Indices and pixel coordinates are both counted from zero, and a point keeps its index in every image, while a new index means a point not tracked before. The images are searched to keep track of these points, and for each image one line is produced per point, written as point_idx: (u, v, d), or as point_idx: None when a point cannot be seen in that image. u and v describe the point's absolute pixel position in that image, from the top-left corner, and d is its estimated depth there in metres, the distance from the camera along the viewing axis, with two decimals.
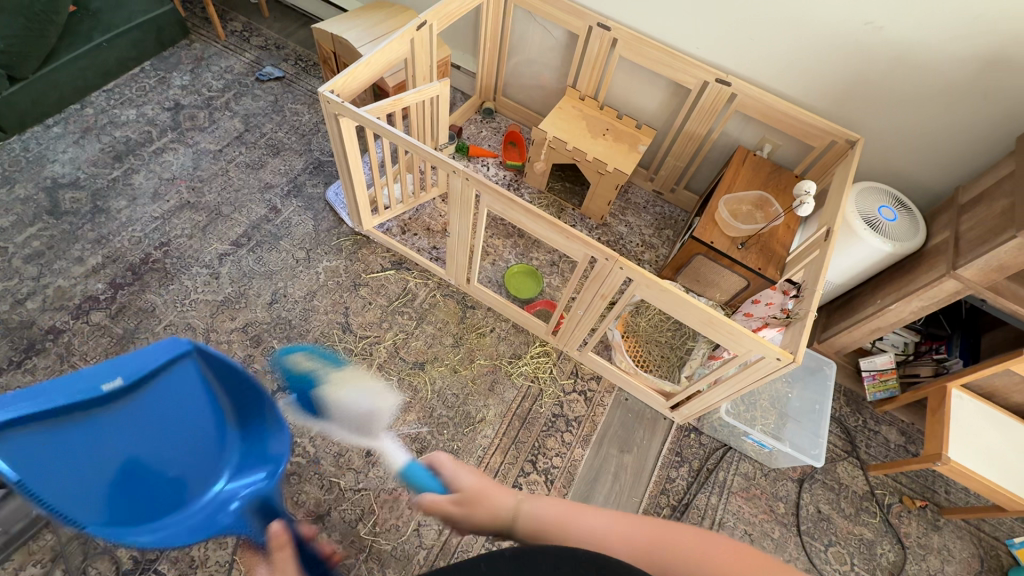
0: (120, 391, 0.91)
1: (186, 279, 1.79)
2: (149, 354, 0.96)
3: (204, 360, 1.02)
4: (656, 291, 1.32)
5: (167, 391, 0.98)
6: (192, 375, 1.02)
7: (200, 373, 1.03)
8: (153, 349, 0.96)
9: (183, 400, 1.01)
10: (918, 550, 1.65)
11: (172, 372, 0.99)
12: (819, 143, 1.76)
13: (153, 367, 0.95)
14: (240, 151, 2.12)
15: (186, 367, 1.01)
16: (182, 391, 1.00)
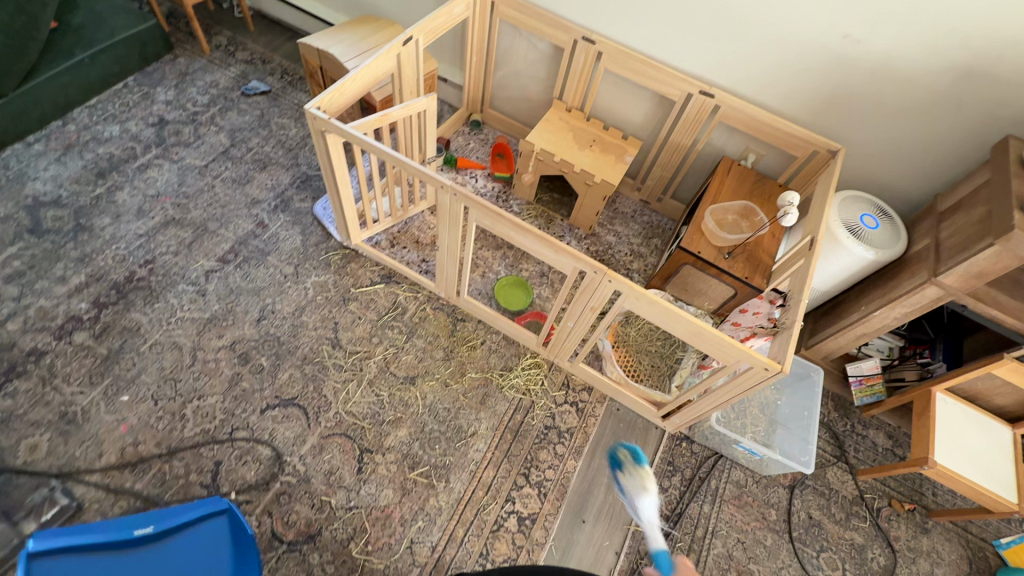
0: (144, 537, 1.08)
1: (172, 297, 1.77)
2: (188, 510, 1.16)
3: (233, 522, 1.17)
4: (645, 304, 1.32)
5: (198, 543, 1.12)
6: (221, 533, 1.15)
7: (224, 533, 1.15)
8: (190, 508, 1.16)
9: (204, 556, 1.11)
10: (908, 553, 1.67)
11: (207, 527, 1.15)
12: (802, 152, 1.79)
13: (186, 519, 1.13)
14: (226, 166, 2.10)
15: (215, 525, 1.16)
16: (197, 548, 1.11)
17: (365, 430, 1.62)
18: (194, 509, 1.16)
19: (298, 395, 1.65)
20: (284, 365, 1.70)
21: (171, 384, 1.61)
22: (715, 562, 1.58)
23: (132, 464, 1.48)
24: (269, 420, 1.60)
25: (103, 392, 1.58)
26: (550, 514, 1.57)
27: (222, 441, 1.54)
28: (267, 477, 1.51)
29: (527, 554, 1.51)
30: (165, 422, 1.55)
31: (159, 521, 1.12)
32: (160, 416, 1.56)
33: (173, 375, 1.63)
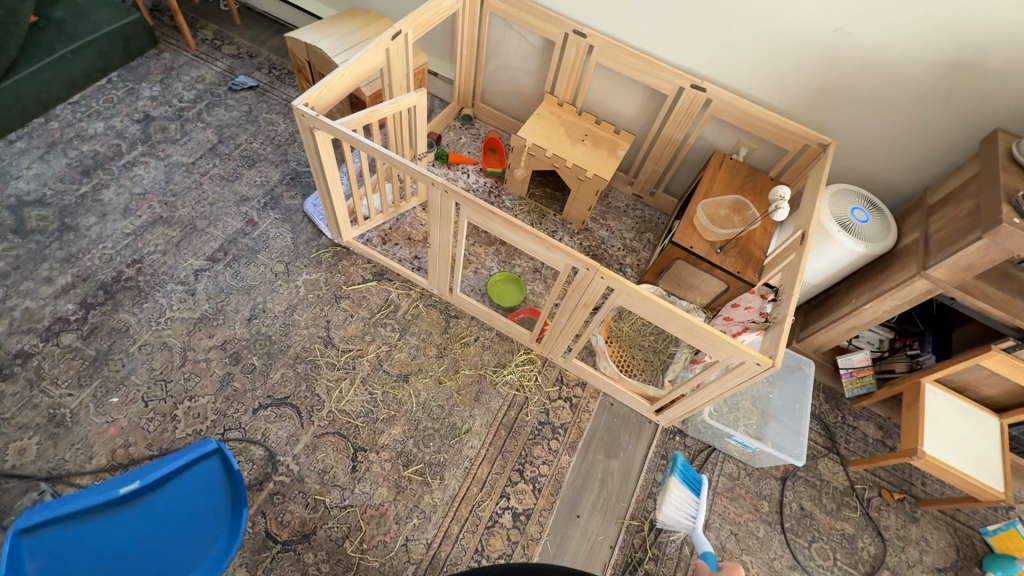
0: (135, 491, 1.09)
1: (161, 297, 1.75)
2: (176, 458, 1.16)
3: (222, 461, 1.23)
4: (638, 300, 1.32)
5: (188, 483, 1.18)
6: (212, 471, 1.22)
7: (215, 471, 1.23)
8: (177, 455, 1.16)
9: (199, 494, 1.19)
10: (898, 542, 1.69)
11: (197, 466, 1.20)
12: (793, 146, 1.78)
13: (178, 465, 1.16)
14: (214, 163, 2.07)
15: (204, 465, 1.21)
16: (194, 490, 1.19)
17: (358, 428, 1.62)
18: (183, 454, 1.17)
19: (291, 395, 1.64)
20: (276, 364, 1.68)
21: (161, 385, 1.60)
22: None
23: (123, 466, 1.47)
24: (262, 420, 1.59)
25: (92, 394, 1.56)
26: (544, 510, 1.58)
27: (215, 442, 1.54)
28: (260, 477, 1.50)
29: (522, 549, 1.51)
30: (156, 423, 1.54)
31: (146, 474, 1.11)
32: (151, 417, 1.54)
33: (164, 376, 1.62)
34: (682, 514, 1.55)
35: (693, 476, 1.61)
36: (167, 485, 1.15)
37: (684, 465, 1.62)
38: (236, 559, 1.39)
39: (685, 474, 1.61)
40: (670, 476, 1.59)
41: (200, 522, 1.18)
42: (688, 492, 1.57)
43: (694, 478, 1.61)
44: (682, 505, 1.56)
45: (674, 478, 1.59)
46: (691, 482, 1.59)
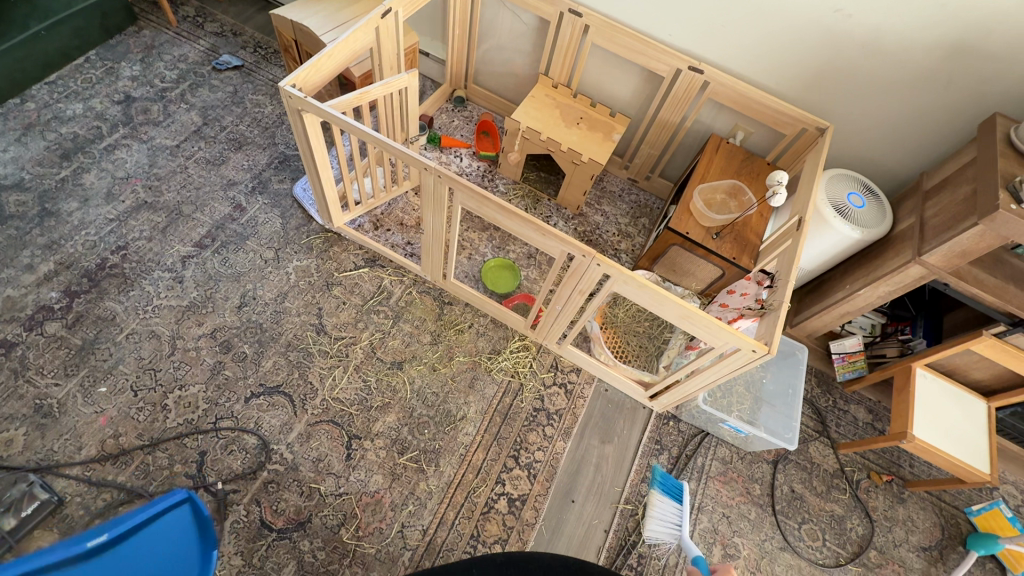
0: (106, 544, 0.94)
1: (148, 285, 1.71)
2: (148, 507, 1.05)
3: (194, 511, 1.13)
4: (634, 287, 1.31)
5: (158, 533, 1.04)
6: (183, 521, 1.10)
7: (185, 519, 1.11)
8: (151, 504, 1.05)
9: (171, 545, 1.05)
10: (885, 522, 1.73)
11: (166, 518, 1.07)
12: (791, 130, 1.76)
13: (145, 517, 1.03)
14: (199, 146, 2.02)
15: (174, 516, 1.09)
16: (169, 538, 1.05)
17: (352, 416, 1.61)
18: (150, 507, 1.05)
19: (283, 382, 1.62)
20: (268, 352, 1.66)
21: (150, 374, 1.57)
22: (701, 536, 1.62)
23: (113, 456, 1.45)
24: (254, 409, 1.57)
25: (79, 383, 1.53)
26: (539, 495, 1.59)
27: (207, 431, 1.52)
28: (254, 466, 1.49)
29: (518, 535, 1.52)
30: (146, 413, 1.51)
31: (114, 526, 0.97)
32: (141, 407, 1.52)
33: (153, 365, 1.59)
34: (667, 527, 1.54)
35: (674, 485, 1.62)
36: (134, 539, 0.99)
37: (664, 475, 1.64)
38: (231, 548, 1.39)
39: (667, 485, 1.62)
40: (651, 491, 1.62)
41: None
42: (670, 502, 1.58)
43: (676, 486, 1.62)
44: (666, 516, 1.56)
45: (653, 491, 1.61)
46: (672, 492, 1.60)
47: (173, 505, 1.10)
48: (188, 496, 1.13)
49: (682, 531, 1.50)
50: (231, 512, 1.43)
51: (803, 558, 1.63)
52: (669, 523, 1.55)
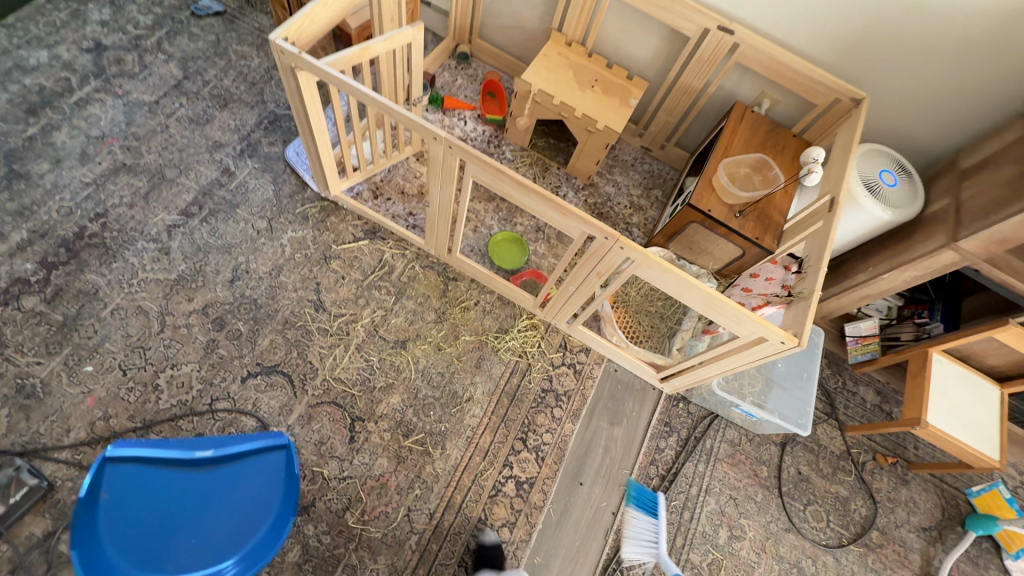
0: (210, 459, 1.24)
1: (132, 256, 1.60)
2: (252, 440, 1.27)
3: (287, 458, 1.27)
4: (658, 272, 1.21)
5: (262, 467, 1.26)
6: (277, 463, 1.27)
7: (278, 464, 1.27)
8: (257, 439, 1.27)
9: (260, 482, 1.25)
10: (888, 503, 1.74)
11: (262, 456, 1.27)
12: (822, 100, 1.64)
13: (244, 449, 1.26)
14: (180, 103, 1.85)
15: (262, 460, 1.27)
16: (245, 478, 1.25)
17: (355, 397, 1.54)
18: (253, 441, 1.27)
19: (282, 362, 1.55)
20: (264, 330, 1.58)
21: (139, 353, 1.48)
22: (708, 518, 1.61)
23: (104, 439, 1.38)
24: (251, 389, 1.50)
25: (63, 362, 1.44)
26: (547, 478, 1.56)
27: (202, 413, 1.45)
28: None
29: (526, 517, 1.50)
30: (136, 394, 1.44)
31: (222, 446, 1.26)
32: (131, 387, 1.44)
33: (142, 344, 1.50)
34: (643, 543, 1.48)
35: (650, 498, 1.54)
36: (238, 462, 1.26)
37: (639, 487, 1.56)
38: None
39: (642, 497, 1.54)
40: (625, 507, 1.55)
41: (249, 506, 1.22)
42: (645, 518, 1.50)
43: (651, 498, 1.53)
44: (642, 534, 1.49)
45: (630, 508, 1.53)
46: (647, 506, 1.52)
47: (272, 448, 1.27)
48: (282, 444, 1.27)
49: (659, 550, 1.43)
50: None
51: (807, 539, 1.64)
52: (646, 538, 1.48)
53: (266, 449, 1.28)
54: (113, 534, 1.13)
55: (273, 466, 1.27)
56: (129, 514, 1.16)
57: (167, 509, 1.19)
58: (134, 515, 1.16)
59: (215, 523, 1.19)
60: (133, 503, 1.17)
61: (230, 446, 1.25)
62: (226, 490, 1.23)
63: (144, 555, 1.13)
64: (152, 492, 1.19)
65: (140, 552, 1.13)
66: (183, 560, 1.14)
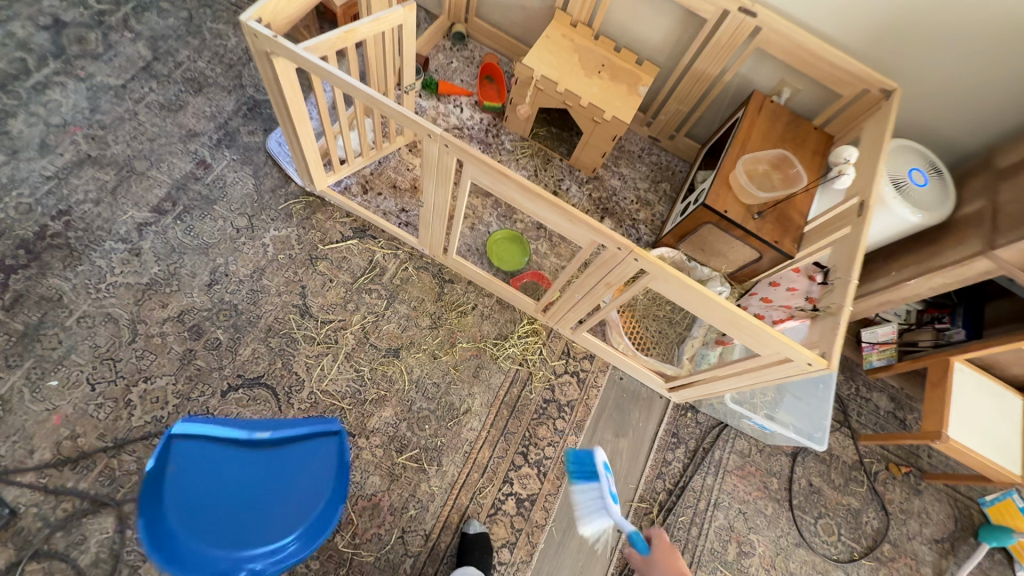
0: (266, 441, 1.10)
1: (99, 258, 1.47)
2: (307, 424, 1.13)
3: (340, 447, 1.12)
4: (675, 286, 1.10)
5: (314, 454, 1.11)
6: (330, 452, 1.11)
7: (333, 451, 1.11)
8: (312, 424, 1.13)
9: (313, 469, 1.09)
10: (900, 515, 1.68)
11: (315, 442, 1.12)
12: (848, 91, 1.51)
13: (301, 432, 1.12)
14: (150, 87, 1.69)
15: (319, 447, 1.12)
16: (301, 464, 1.10)
17: (344, 411, 1.44)
18: (310, 424, 1.13)
19: (265, 373, 1.44)
20: (245, 339, 1.46)
21: (109, 365, 1.37)
22: (716, 534, 1.55)
23: (72, 461, 1.27)
24: (232, 404, 1.40)
25: (25, 376, 1.32)
26: (549, 494, 1.48)
27: None
28: None
29: (527, 537, 1.43)
30: (107, 410, 1.33)
31: (277, 428, 1.12)
32: (100, 403, 1.33)
33: (111, 355, 1.38)
34: (591, 510, 1.15)
35: (588, 461, 1.19)
36: (290, 447, 1.11)
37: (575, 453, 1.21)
38: None
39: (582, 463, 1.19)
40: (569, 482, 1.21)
41: (302, 493, 1.06)
42: (590, 487, 1.16)
43: (590, 462, 1.18)
44: (591, 505, 1.15)
45: (574, 483, 1.19)
46: (587, 470, 1.17)
47: (326, 434, 1.13)
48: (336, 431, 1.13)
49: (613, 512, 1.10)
50: None
51: (817, 554, 1.58)
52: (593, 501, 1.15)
53: (320, 435, 1.13)
54: (174, 509, 1.00)
55: (326, 454, 1.11)
56: (186, 491, 1.02)
57: (223, 489, 1.04)
58: (189, 496, 1.02)
59: (274, 509, 1.04)
60: (192, 479, 1.03)
61: (286, 428, 1.12)
62: (282, 476, 1.07)
63: (202, 537, 0.99)
64: (208, 471, 1.04)
65: (192, 531, 0.99)
66: (235, 544, 0.99)
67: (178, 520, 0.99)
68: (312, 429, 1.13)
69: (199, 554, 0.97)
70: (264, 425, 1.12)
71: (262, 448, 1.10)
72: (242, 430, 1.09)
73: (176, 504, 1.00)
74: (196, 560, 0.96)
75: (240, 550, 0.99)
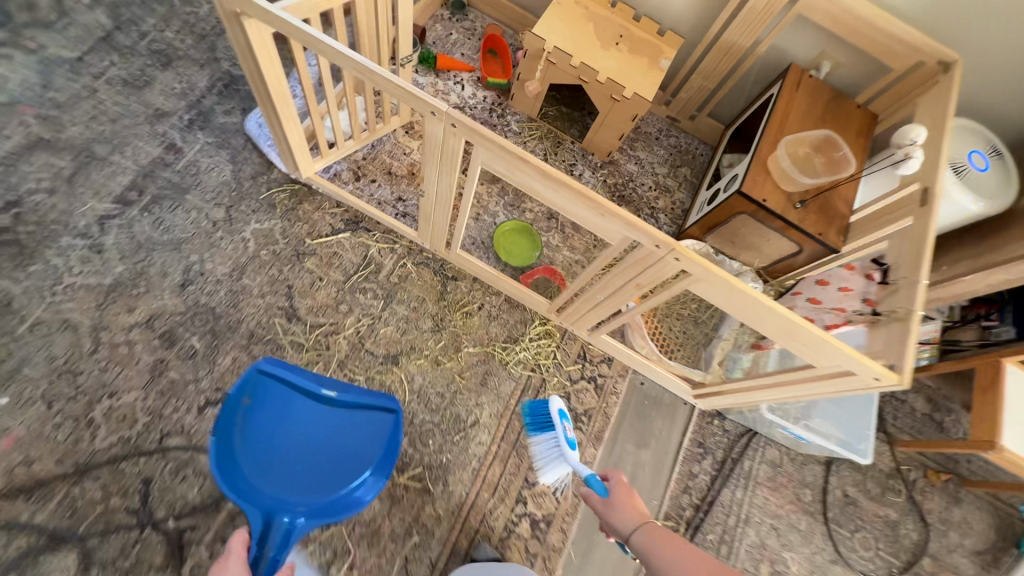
0: (331, 401, 1.17)
1: (54, 256, 1.29)
2: (368, 396, 1.19)
3: (394, 425, 1.16)
4: (720, 289, 0.95)
5: (369, 425, 1.17)
6: (383, 427, 1.17)
7: (385, 428, 1.17)
8: (373, 395, 1.19)
9: (366, 439, 1.16)
10: (940, 526, 1.56)
11: (372, 415, 1.18)
12: (900, 63, 1.35)
13: (363, 401, 1.18)
14: (110, 60, 1.49)
15: (374, 420, 1.18)
16: (355, 431, 1.17)
17: None
18: (369, 396, 1.19)
19: None
20: (224, 347, 1.30)
21: (68, 379, 1.21)
22: (748, 553, 1.42)
23: (26, 490, 1.12)
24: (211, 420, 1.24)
25: None
26: (567, 514, 1.34)
27: (149, 453, 1.19)
28: (216, 495, 1.19)
29: (543, 563, 1.29)
30: (67, 431, 1.17)
31: (343, 391, 1.19)
32: (59, 423, 1.17)
33: (70, 367, 1.22)
34: (547, 457, 1.20)
35: (544, 410, 1.23)
36: (350, 413, 1.18)
37: (531, 405, 1.26)
38: None
39: (536, 413, 1.24)
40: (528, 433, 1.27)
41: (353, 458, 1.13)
42: (545, 436, 1.21)
43: (544, 411, 1.23)
44: (547, 454, 1.21)
45: (534, 434, 1.24)
46: (543, 421, 1.22)
47: (383, 409, 1.18)
48: (393, 410, 1.18)
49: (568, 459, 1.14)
50: (189, 556, 1.14)
51: (854, 571, 1.46)
52: (547, 448, 1.20)
53: (378, 409, 1.18)
54: (243, 443, 1.10)
55: (379, 428, 1.17)
56: (254, 432, 1.11)
57: (286, 439, 1.13)
58: (257, 435, 1.11)
59: (326, 467, 1.12)
60: (262, 421, 1.13)
61: (351, 393, 1.18)
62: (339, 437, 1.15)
63: (263, 474, 1.08)
64: (277, 418, 1.14)
65: (254, 467, 1.08)
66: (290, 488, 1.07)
67: (244, 452, 1.09)
68: (372, 402, 1.18)
69: (254, 488, 1.05)
70: (331, 385, 1.19)
71: (326, 406, 1.17)
72: (311, 386, 1.17)
73: (244, 440, 1.10)
74: (250, 493, 1.04)
75: (290, 495, 1.06)
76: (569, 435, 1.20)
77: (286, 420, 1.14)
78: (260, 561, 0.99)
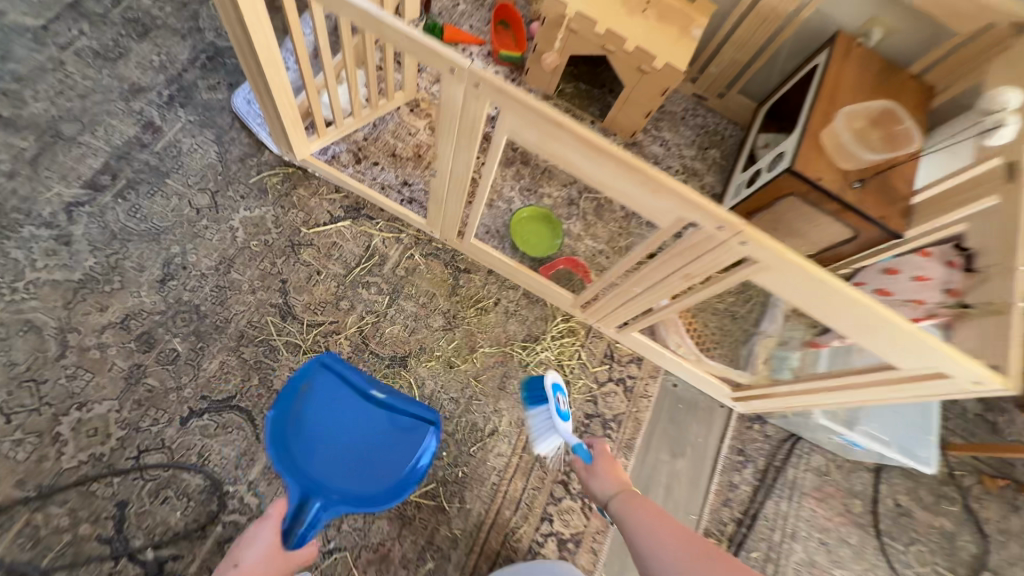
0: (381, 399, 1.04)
1: (15, 249, 1.14)
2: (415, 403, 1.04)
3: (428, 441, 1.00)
4: (792, 278, 0.80)
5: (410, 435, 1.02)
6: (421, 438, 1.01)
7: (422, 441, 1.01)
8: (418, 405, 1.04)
9: (406, 445, 1.01)
10: (999, 538, 1.41)
11: (415, 424, 1.03)
12: (965, 26, 1.20)
13: (409, 408, 1.03)
14: (79, 29, 1.33)
15: (419, 428, 1.03)
16: (401, 439, 1.02)
17: None
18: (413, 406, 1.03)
19: (237, 394, 1.13)
20: (210, 350, 1.15)
21: (31, 388, 1.06)
22: (795, 571, 1.29)
23: None
24: (196, 434, 1.09)
25: None
26: (597, 533, 1.19)
27: (125, 473, 1.04)
28: (201, 519, 1.04)
29: None
30: (29, 448, 1.02)
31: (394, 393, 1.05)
32: (20, 440, 1.02)
33: (33, 375, 1.07)
34: (539, 431, 1.07)
35: (540, 383, 1.10)
36: (397, 416, 1.04)
37: (529, 378, 1.13)
38: None
39: (533, 385, 1.11)
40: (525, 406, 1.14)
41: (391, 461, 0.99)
42: (539, 409, 1.07)
43: (539, 383, 1.09)
44: (540, 427, 1.07)
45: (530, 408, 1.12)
46: (538, 394, 1.09)
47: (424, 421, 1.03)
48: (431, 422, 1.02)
49: (561, 433, 1.01)
50: None
51: None
52: (540, 421, 1.07)
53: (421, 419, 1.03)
54: (295, 420, 0.99)
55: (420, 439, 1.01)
56: (309, 413, 1.01)
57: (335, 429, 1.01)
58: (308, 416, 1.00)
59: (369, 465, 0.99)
60: (315, 407, 1.02)
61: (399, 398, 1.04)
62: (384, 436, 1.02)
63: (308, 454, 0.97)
64: (331, 408, 1.02)
65: (300, 445, 0.97)
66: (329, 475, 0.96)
67: (297, 429, 0.98)
68: (416, 411, 1.03)
69: (298, 464, 0.94)
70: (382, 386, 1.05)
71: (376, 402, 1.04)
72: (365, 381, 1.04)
73: (296, 417, 0.99)
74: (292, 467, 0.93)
75: (328, 481, 0.95)
76: (563, 407, 1.06)
77: (337, 410, 1.02)
78: (288, 534, 0.88)
